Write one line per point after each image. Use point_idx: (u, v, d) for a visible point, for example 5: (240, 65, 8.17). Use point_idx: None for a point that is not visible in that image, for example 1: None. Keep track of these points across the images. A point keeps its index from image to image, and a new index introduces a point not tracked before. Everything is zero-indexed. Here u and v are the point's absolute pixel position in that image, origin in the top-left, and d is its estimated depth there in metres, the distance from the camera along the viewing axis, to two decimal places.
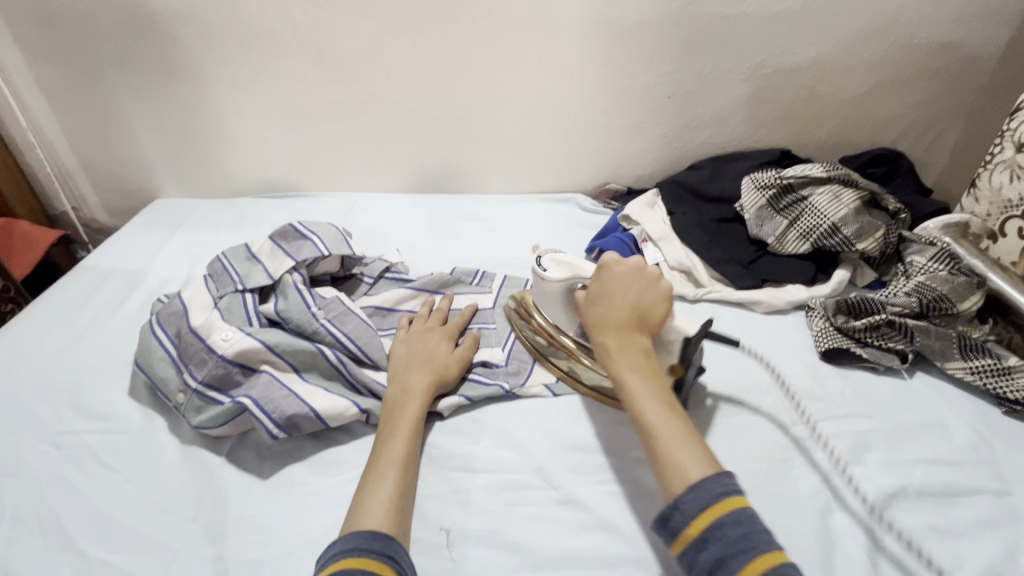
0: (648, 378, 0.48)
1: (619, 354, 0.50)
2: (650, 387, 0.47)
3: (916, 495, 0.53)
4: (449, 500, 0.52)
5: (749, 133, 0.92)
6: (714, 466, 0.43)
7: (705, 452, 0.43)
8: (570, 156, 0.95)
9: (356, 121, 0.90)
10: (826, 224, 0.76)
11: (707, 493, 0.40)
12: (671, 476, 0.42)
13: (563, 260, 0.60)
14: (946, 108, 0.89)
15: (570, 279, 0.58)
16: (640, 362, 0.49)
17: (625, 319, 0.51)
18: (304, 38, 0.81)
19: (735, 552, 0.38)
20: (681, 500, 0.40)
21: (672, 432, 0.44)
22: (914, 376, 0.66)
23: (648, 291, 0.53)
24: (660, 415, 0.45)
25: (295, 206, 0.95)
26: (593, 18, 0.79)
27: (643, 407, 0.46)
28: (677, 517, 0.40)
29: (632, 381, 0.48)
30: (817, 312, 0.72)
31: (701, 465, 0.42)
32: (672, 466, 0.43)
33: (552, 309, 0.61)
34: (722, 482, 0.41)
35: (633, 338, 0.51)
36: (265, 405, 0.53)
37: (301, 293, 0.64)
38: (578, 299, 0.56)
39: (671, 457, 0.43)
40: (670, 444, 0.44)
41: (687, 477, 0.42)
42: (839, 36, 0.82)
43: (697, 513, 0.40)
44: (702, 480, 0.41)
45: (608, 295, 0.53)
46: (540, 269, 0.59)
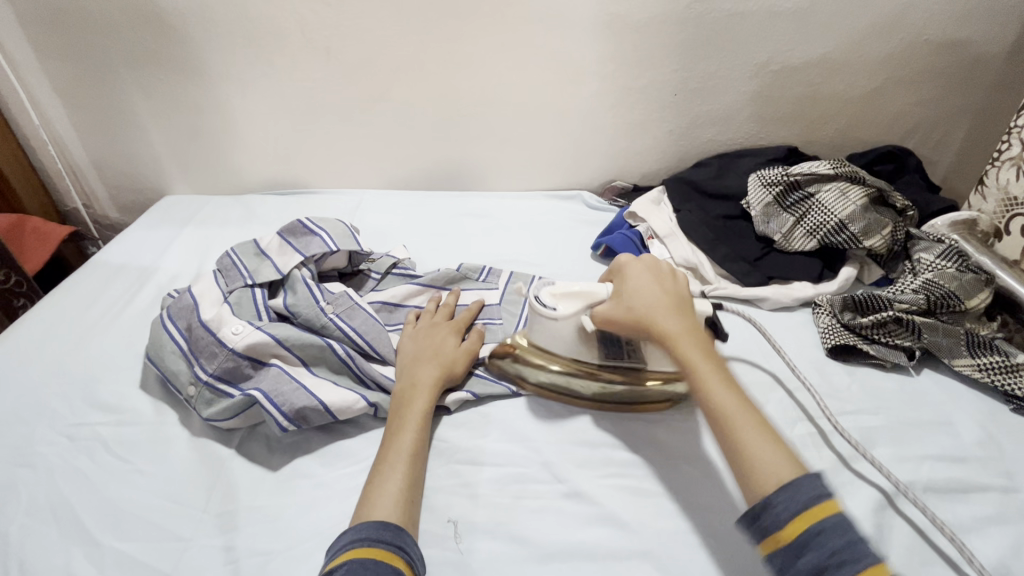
0: (713, 364, 0.48)
1: (682, 342, 0.50)
2: (717, 373, 0.47)
3: (924, 491, 0.53)
4: (456, 492, 0.52)
5: (755, 131, 0.92)
6: (795, 458, 0.43)
7: (778, 439, 0.44)
8: (575, 154, 0.95)
9: (363, 118, 0.91)
10: (833, 222, 0.76)
11: (800, 497, 0.39)
12: (762, 468, 0.42)
13: (563, 292, 0.58)
14: (955, 105, 0.89)
15: (585, 305, 0.57)
16: (703, 349, 0.49)
17: (675, 308, 0.53)
18: (311, 35, 0.82)
19: (838, 561, 0.37)
20: (774, 500, 0.39)
21: (745, 418, 0.45)
22: (921, 373, 0.65)
23: (677, 286, 0.56)
24: (735, 400, 0.46)
25: (302, 202, 0.95)
26: (599, 15, 0.79)
27: (718, 394, 0.46)
28: (768, 517, 0.39)
29: (702, 368, 0.48)
30: (823, 309, 0.72)
31: (785, 456, 0.42)
32: (759, 462, 0.42)
33: (564, 346, 0.59)
34: (817, 483, 0.40)
35: (690, 326, 0.51)
36: (275, 398, 0.53)
37: (309, 288, 0.64)
38: (596, 316, 0.55)
39: (755, 447, 0.43)
40: (749, 432, 0.44)
41: (780, 472, 0.41)
42: (846, 33, 0.82)
43: (792, 517, 0.38)
44: (797, 478, 0.40)
45: (652, 285, 0.54)
46: (549, 311, 0.57)
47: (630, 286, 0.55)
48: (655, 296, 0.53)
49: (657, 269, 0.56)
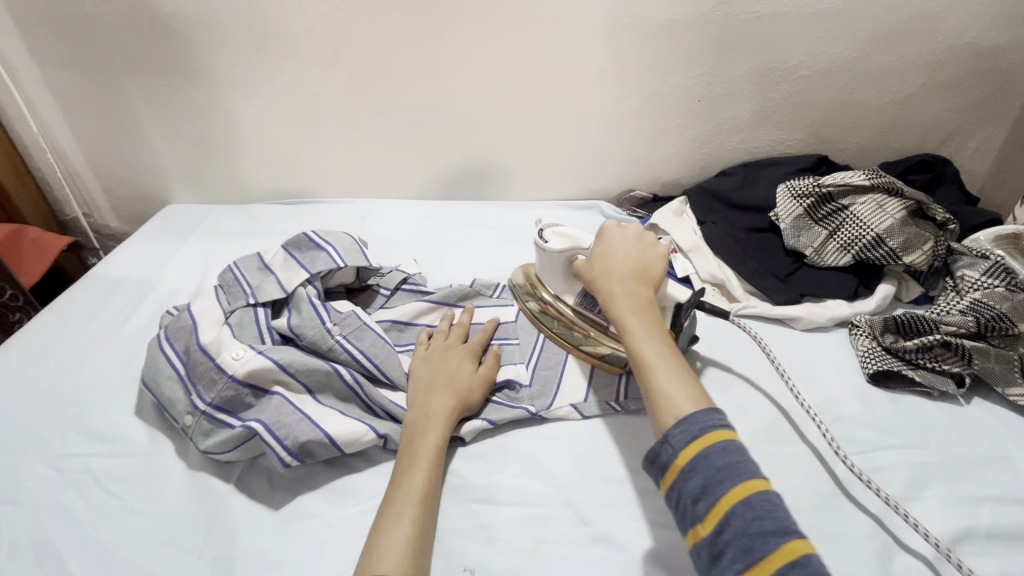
0: (647, 319, 0.49)
1: (619, 297, 0.50)
2: (649, 327, 0.48)
3: (984, 537, 0.48)
4: (473, 535, 0.48)
5: (782, 139, 0.88)
6: (706, 399, 0.43)
7: (696, 386, 0.44)
8: (593, 162, 0.91)
9: (372, 126, 0.87)
10: (870, 236, 0.71)
11: (694, 425, 0.40)
12: (662, 404, 0.43)
13: (563, 231, 0.60)
14: (996, 111, 0.84)
15: (569, 249, 0.58)
16: (639, 305, 0.50)
17: (629, 270, 0.53)
18: (319, 40, 0.78)
19: (721, 479, 0.38)
20: (671, 433, 0.40)
21: (668, 366, 0.45)
22: (972, 402, 0.61)
23: (649, 254, 0.55)
24: (658, 350, 0.46)
25: (309, 212, 0.92)
26: (620, 17, 0.75)
27: (640, 343, 0.46)
28: (665, 451, 0.40)
29: (630, 321, 0.48)
30: (862, 330, 0.67)
31: (693, 397, 0.43)
32: (665, 399, 0.43)
33: (552, 279, 0.61)
34: (716, 417, 0.40)
35: (636, 286, 0.52)
36: (277, 431, 0.49)
37: (315, 307, 0.60)
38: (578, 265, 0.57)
39: (664, 389, 0.43)
40: (664, 377, 0.44)
41: (681, 410, 0.41)
42: (882, 37, 0.78)
43: (684, 445, 0.39)
44: (693, 413, 0.41)
45: (616, 248, 0.55)
46: (541, 240, 0.59)
47: (596, 249, 0.56)
48: (614, 257, 0.54)
49: (633, 235, 0.56)
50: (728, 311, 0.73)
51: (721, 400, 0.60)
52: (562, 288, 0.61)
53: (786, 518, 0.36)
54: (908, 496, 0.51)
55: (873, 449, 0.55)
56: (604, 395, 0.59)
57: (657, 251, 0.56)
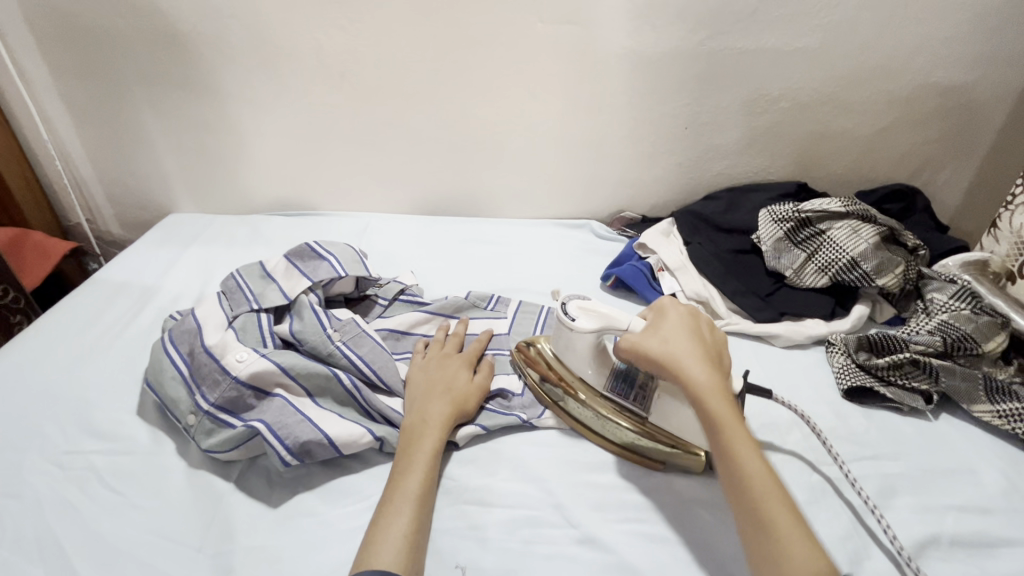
0: (748, 435, 0.45)
1: (715, 403, 0.46)
2: (749, 444, 0.44)
3: (948, 544, 0.51)
4: (464, 535, 0.50)
5: (763, 166, 0.92)
6: (825, 545, 0.41)
7: (808, 525, 0.42)
8: (585, 183, 0.95)
9: (375, 141, 0.90)
10: (845, 259, 0.76)
11: None
12: (790, 550, 0.39)
13: (591, 308, 0.57)
14: (963, 145, 0.89)
15: (601, 331, 0.55)
16: (735, 415, 0.46)
17: (711, 364, 0.49)
18: (327, 60, 0.82)
19: None
20: None
21: (779, 503, 0.42)
22: (939, 418, 0.64)
23: (714, 344, 0.52)
24: (770, 482, 0.43)
25: (309, 224, 0.95)
26: (613, 48, 0.80)
27: (753, 472, 0.43)
28: None
29: (737, 440, 0.44)
30: (837, 348, 0.71)
31: (817, 544, 0.40)
32: (790, 544, 0.40)
33: (574, 358, 0.59)
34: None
35: (727, 390, 0.48)
36: (278, 431, 0.51)
37: (317, 314, 0.63)
38: (623, 343, 0.53)
39: (788, 533, 0.40)
40: (784, 516, 0.41)
41: (817, 563, 0.38)
42: (856, 74, 0.83)
43: None
44: (832, 571, 0.38)
45: (689, 339, 0.51)
46: (566, 320, 0.57)
47: (668, 337, 0.51)
48: (693, 350, 0.50)
49: (693, 320, 0.53)
50: None
51: None
52: (592, 374, 0.59)
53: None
54: (877, 504, 0.54)
55: (846, 459, 0.58)
56: None
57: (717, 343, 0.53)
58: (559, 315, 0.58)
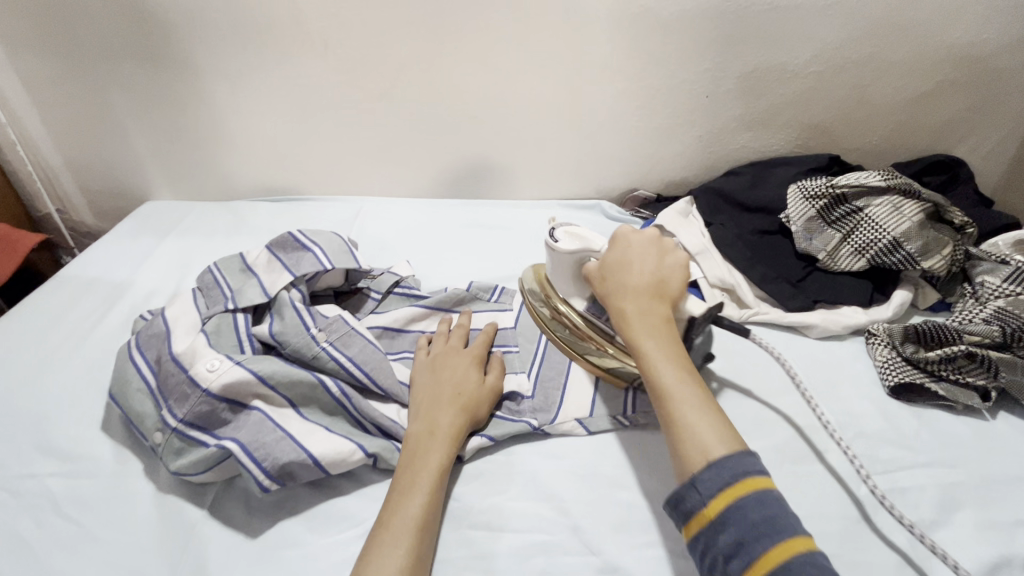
0: (664, 342, 0.46)
1: (636, 317, 0.48)
2: (668, 353, 0.45)
3: (1022, 567, 0.45)
4: (471, 566, 0.44)
5: (790, 139, 0.84)
6: (736, 438, 0.41)
7: (720, 417, 0.42)
8: (594, 161, 0.87)
9: (364, 118, 0.82)
10: (885, 239, 0.69)
11: (727, 471, 0.39)
12: (689, 441, 0.41)
13: (577, 233, 0.55)
14: (1014, 110, 0.81)
15: (580, 251, 0.54)
16: (656, 326, 0.47)
17: (646, 286, 0.49)
18: (305, 27, 0.74)
19: (758, 536, 0.36)
20: (698, 478, 0.39)
21: (686, 395, 0.43)
22: (998, 417, 0.57)
23: (663, 260, 0.52)
24: (679, 378, 0.44)
25: (295, 210, 0.87)
26: (627, 7, 0.71)
27: (660, 371, 0.44)
28: (693, 498, 0.39)
29: (648, 342, 0.46)
30: (879, 339, 0.64)
31: (719, 433, 0.41)
32: (687, 434, 0.41)
33: (559, 280, 0.57)
34: (747, 461, 0.39)
35: (656, 305, 0.48)
36: (255, 452, 0.45)
37: (298, 312, 0.56)
38: (589, 269, 0.53)
39: (687, 426, 0.42)
40: (689, 411, 0.42)
41: (709, 450, 0.40)
42: (899, 31, 0.74)
43: (715, 494, 0.38)
44: (726, 456, 0.39)
45: (631, 259, 0.51)
46: (551, 240, 0.55)
47: (610, 261, 0.52)
48: (631, 269, 0.50)
49: (647, 244, 0.53)
50: (739, 317, 0.69)
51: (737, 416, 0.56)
52: (571, 292, 0.56)
53: None
54: (937, 520, 0.48)
55: (898, 467, 0.52)
56: (610, 408, 0.55)
57: (675, 262, 0.52)
58: (543, 237, 0.55)
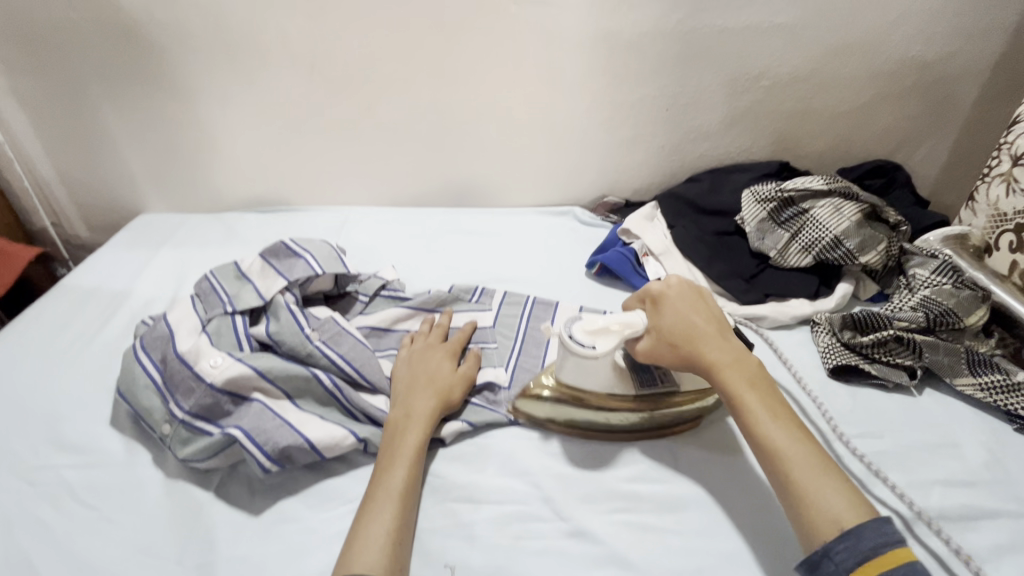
0: (764, 398, 0.48)
1: (730, 370, 0.49)
2: (768, 410, 0.47)
3: (935, 518, 0.51)
4: (453, 533, 0.49)
5: (744, 147, 0.92)
6: (862, 500, 0.42)
7: (837, 472, 0.44)
8: (566, 170, 0.93)
9: (349, 133, 0.88)
10: (828, 238, 0.75)
11: (866, 541, 0.39)
12: (818, 506, 0.42)
13: (595, 328, 0.52)
14: (943, 119, 0.89)
15: (619, 343, 0.52)
16: (754, 379, 0.49)
17: (714, 337, 0.51)
18: (294, 49, 0.79)
19: None
20: (835, 547, 0.39)
21: (802, 455, 0.44)
22: (923, 393, 0.64)
23: (708, 305, 0.54)
24: (789, 437, 0.45)
25: (284, 221, 0.92)
26: (589, 29, 0.78)
27: (769, 431, 0.45)
28: (829, 566, 0.39)
29: (751, 399, 0.47)
30: (822, 327, 0.71)
31: (846, 495, 0.42)
32: (818, 497, 0.42)
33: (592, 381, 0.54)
34: (887, 525, 0.40)
35: (735, 356, 0.50)
36: (257, 437, 0.50)
37: (294, 314, 0.61)
38: (640, 346, 0.52)
39: (814, 490, 0.42)
40: (808, 472, 0.43)
41: (842, 518, 0.41)
42: (836, 50, 0.82)
43: (858, 565, 0.39)
44: (859, 524, 0.40)
45: (686, 311, 0.53)
46: (580, 348, 0.51)
47: (669, 316, 0.53)
48: (695, 319, 0.52)
49: (687, 290, 0.55)
50: None
51: None
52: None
53: None
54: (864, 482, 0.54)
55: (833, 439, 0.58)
56: None
57: (715, 309, 0.55)
58: (564, 341, 0.52)
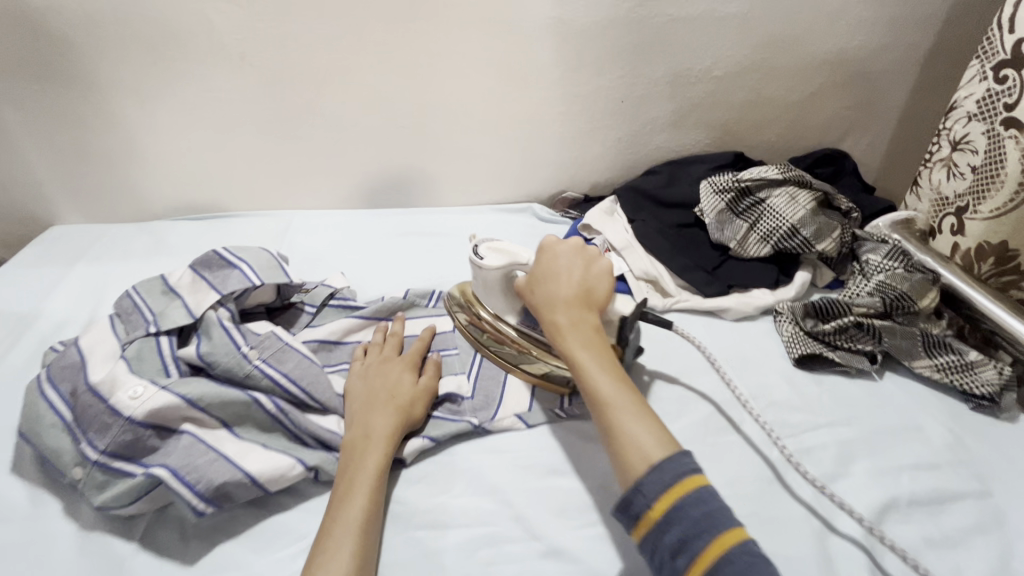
0: (598, 353, 0.48)
1: (573, 326, 0.49)
2: (603, 365, 0.47)
3: (906, 505, 0.51)
4: (420, 565, 0.45)
5: (699, 139, 0.91)
6: (669, 438, 0.43)
7: (653, 419, 0.44)
8: (522, 166, 0.90)
9: (288, 131, 0.81)
10: (786, 227, 0.76)
11: (667, 474, 0.40)
12: (630, 448, 0.42)
13: (500, 247, 0.56)
14: (884, 107, 0.92)
15: (507, 266, 0.55)
16: (589, 339, 0.49)
17: (574, 296, 0.51)
18: (220, 39, 0.72)
19: (697, 533, 0.38)
20: (641, 480, 0.40)
21: (622, 402, 0.45)
22: (884, 377, 0.65)
23: (592, 265, 0.54)
24: (614, 387, 0.46)
25: (220, 229, 0.84)
26: (540, 18, 0.75)
27: (595, 381, 0.46)
28: (638, 500, 0.40)
29: (585, 356, 0.48)
30: (785, 316, 0.71)
31: (654, 436, 0.43)
32: (626, 438, 0.43)
33: (489, 298, 0.59)
34: (685, 459, 0.41)
35: (585, 314, 0.51)
36: (187, 476, 0.44)
37: (228, 331, 0.54)
38: (521, 284, 0.55)
39: (625, 430, 0.43)
40: (624, 418, 0.44)
41: (649, 455, 0.41)
42: (784, 40, 0.83)
43: (658, 495, 0.39)
44: (663, 459, 0.41)
45: (557, 270, 0.53)
46: (474, 258, 0.56)
47: (539, 275, 0.53)
48: (561, 279, 0.52)
49: (570, 250, 0.54)
50: (663, 306, 0.74)
51: (665, 397, 0.60)
52: (502, 307, 0.58)
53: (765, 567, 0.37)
54: (836, 473, 0.54)
55: (803, 430, 0.58)
56: (548, 401, 0.57)
57: (599, 266, 0.54)
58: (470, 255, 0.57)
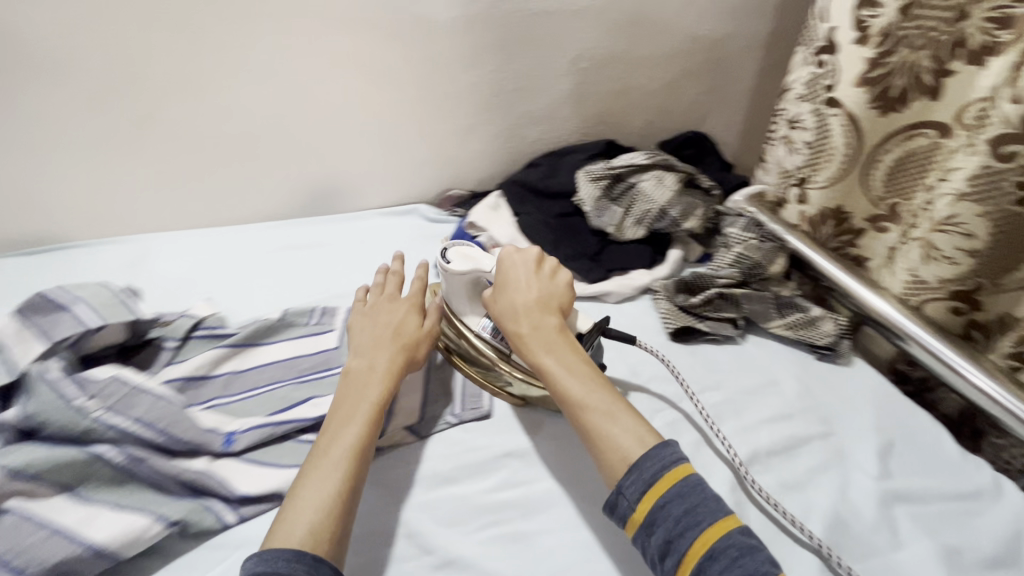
0: (567, 358, 0.50)
1: (537, 337, 0.51)
2: (571, 367, 0.49)
3: (766, 455, 0.57)
4: None
5: (574, 129, 0.94)
6: (648, 432, 0.46)
7: (630, 415, 0.47)
8: (402, 167, 0.88)
9: (129, 148, 0.72)
10: (656, 209, 0.81)
11: (647, 472, 0.42)
12: (607, 445, 0.45)
13: (467, 252, 0.58)
14: (734, 90, 1.00)
15: (471, 271, 0.57)
16: (551, 341, 0.51)
17: (534, 303, 0.53)
18: (22, 48, 0.62)
19: (681, 531, 0.40)
20: (623, 485, 0.43)
21: (596, 402, 0.47)
22: (746, 340, 0.72)
23: (548, 275, 0.56)
24: (584, 388, 0.48)
25: (57, 264, 0.74)
26: (399, 16, 0.72)
27: (565, 385, 0.48)
28: (623, 502, 0.43)
29: (551, 361, 0.50)
30: (661, 294, 0.75)
31: (632, 433, 0.45)
32: (605, 439, 0.45)
33: (457, 301, 0.59)
34: (672, 450, 0.44)
35: (544, 319, 0.52)
36: (13, 560, 0.39)
37: (57, 385, 0.47)
38: (483, 296, 0.56)
39: (602, 431, 0.46)
40: (598, 418, 0.46)
41: (628, 456, 0.44)
42: (639, 31, 0.87)
43: (640, 499, 0.42)
44: (644, 456, 0.43)
45: (516, 279, 0.54)
46: (441, 261, 0.57)
47: (499, 286, 0.55)
48: (519, 292, 0.53)
49: (521, 260, 0.56)
50: None
51: None
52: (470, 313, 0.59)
53: (756, 559, 0.38)
54: (707, 436, 0.58)
55: (679, 400, 0.62)
56: (438, 408, 0.58)
57: (556, 279, 0.56)
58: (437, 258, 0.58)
